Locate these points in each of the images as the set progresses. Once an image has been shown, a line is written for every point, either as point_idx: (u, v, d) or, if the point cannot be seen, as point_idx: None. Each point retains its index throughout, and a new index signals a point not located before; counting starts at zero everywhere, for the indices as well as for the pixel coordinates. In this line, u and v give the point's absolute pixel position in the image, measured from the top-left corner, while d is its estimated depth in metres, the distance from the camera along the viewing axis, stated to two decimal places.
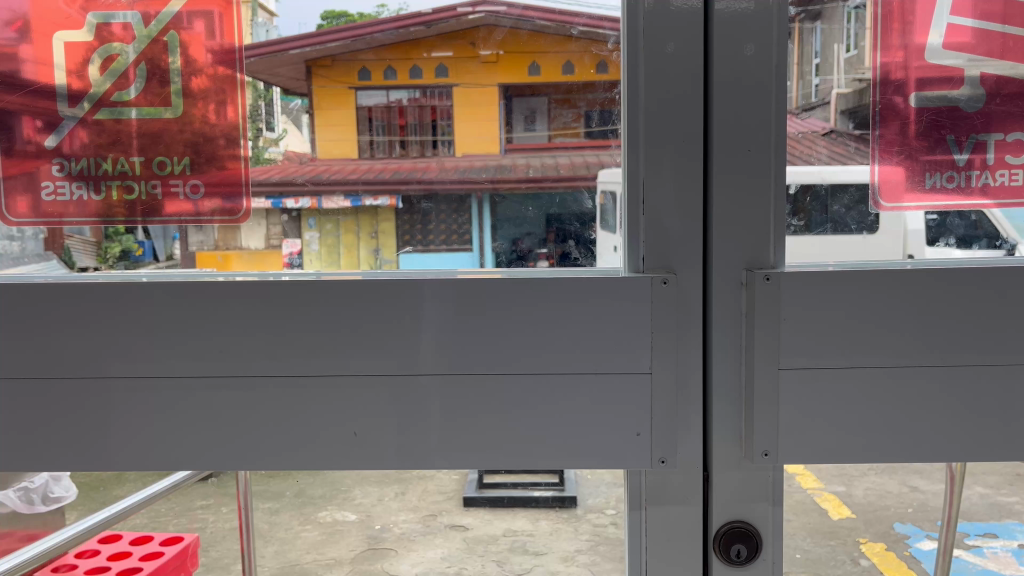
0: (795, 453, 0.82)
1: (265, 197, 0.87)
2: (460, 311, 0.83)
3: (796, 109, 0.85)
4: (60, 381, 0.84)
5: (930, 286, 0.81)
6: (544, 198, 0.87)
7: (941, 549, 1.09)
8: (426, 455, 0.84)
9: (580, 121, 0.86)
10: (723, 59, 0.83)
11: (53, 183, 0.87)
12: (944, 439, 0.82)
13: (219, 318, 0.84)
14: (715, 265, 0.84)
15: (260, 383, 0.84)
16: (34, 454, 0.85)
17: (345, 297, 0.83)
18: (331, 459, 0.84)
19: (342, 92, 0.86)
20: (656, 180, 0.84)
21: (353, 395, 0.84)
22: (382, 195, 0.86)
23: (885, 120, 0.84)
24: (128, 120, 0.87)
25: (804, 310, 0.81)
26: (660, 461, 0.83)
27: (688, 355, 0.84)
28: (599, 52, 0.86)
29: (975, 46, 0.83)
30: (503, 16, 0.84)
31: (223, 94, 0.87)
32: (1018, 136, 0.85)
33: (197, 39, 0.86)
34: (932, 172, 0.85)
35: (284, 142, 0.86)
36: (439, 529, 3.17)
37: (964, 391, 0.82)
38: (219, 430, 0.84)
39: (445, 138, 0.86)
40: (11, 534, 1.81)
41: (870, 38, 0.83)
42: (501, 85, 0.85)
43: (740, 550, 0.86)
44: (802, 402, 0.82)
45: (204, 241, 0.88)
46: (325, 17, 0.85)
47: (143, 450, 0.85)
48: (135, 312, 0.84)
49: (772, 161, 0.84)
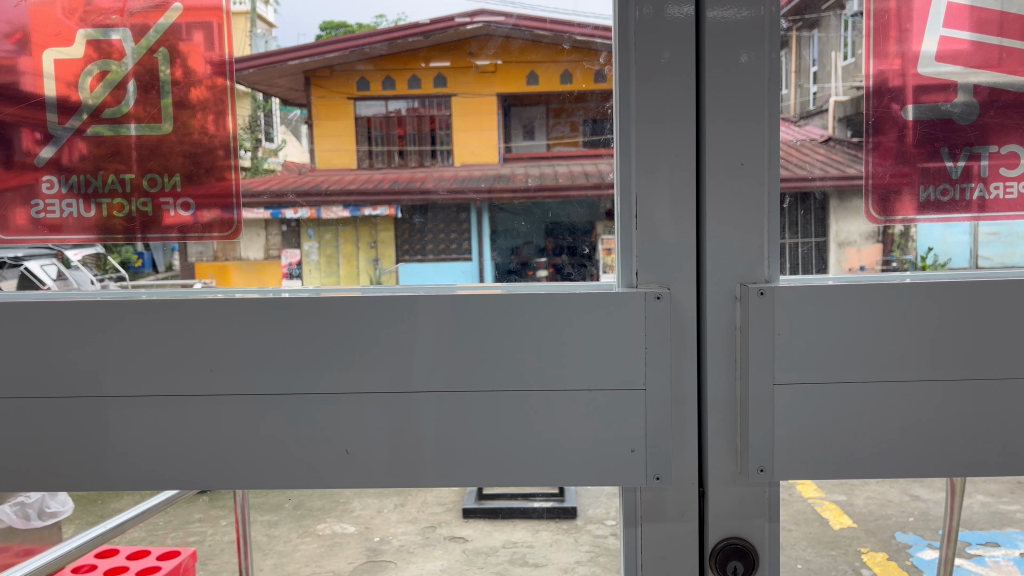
0: (791, 469, 0.82)
1: (263, 207, 0.86)
2: (454, 326, 0.82)
3: (795, 116, 0.86)
4: (52, 400, 0.84)
5: (925, 300, 0.81)
6: (536, 212, 0.88)
7: (942, 559, 1.11)
8: (420, 473, 0.83)
9: (578, 129, 0.88)
10: (716, 71, 0.82)
11: (42, 200, 0.87)
12: (940, 454, 0.82)
13: (210, 336, 0.83)
14: (709, 279, 0.84)
15: (251, 402, 0.84)
16: (25, 475, 0.84)
17: (338, 313, 0.83)
18: (325, 477, 0.84)
19: (342, 104, 0.90)
20: (651, 193, 0.84)
21: (346, 413, 0.83)
22: (381, 205, 0.87)
23: (881, 129, 0.85)
24: (127, 135, 0.87)
25: (799, 325, 0.81)
26: (654, 478, 0.82)
27: (683, 368, 0.85)
28: (592, 65, 0.86)
29: (970, 57, 0.84)
30: (500, 26, 0.86)
31: (222, 105, 0.87)
32: (1013, 148, 0.85)
33: (195, 50, 0.86)
34: (926, 184, 0.85)
35: (284, 152, 0.89)
36: (438, 541, 3.15)
37: (960, 405, 0.82)
38: (210, 449, 0.84)
39: (443, 148, 0.90)
40: (8, 549, 1.82)
41: (866, 46, 0.84)
42: (500, 96, 0.88)
43: (737, 567, 0.86)
44: (798, 417, 0.82)
45: (203, 252, 0.88)
46: (324, 28, 0.87)
47: (134, 471, 0.84)
48: (126, 330, 0.83)
49: (766, 173, 0.84)
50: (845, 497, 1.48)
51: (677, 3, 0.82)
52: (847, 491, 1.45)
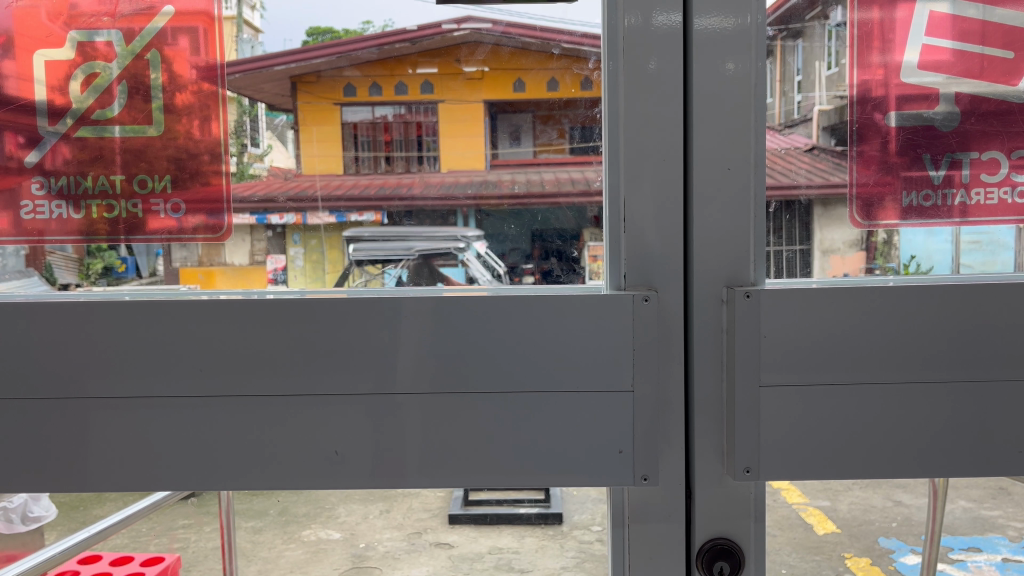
0: (777, 470, 0.82)
1: (248, 213, 0.88)
2: (441, 328, 0.82)
3: (779, 125, 0.87)
4: (37, 403, 0.83)
5: (909, 304, 0.82)
6: (526, 215, 0.88)
7: (925, 564, 1.11)
8: (407, 474, 0.83)
9: (564, 137, 0.88)
10: (702, 77, 0.83)
11: (32, 201, 0.86)
12: (922, 456, 0.83)
13: (198, 338, 0.83)
14: (697, 282, 0.84)
15: (238, 403, 0.83)
16: (8, 478, 0.83)
17: (326, 315, 0.82)
18: (311, 477, 0.84)
19: (327, 109, 0.89)
20: (637, 197, 0.84)
21: (333, 415, 0.83)
22: (365, 212, 0.87)
23: (864, 137, 0.86)
24: (111, 137, 0.86)
25: (784, 328, 0.81)
26: (643, 479, 0.82)
27: (669, 370, 0.86)
28: (582, 70, 0.86)
29: (953, 65, 0.85)
30: (487, 33, 0.87)
31: (207, 110, 0.87)
32: (993, 155, 0.86)
33: (180, 55, 0.86)
34: (910, 190, 0.86)
35: (269, 158, 0.87)
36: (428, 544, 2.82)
37: (941, 407, 0.82)
38: (196, 450, 0.83)
39: (429, 154, 0.90)
40: None
41: (849, 55, 0.85)
42: (487, 102, 0.88)
43: (723, 567, 0.87)
44: (784, 419, 0.82)
45: (187, 257, 0.87)
46: (309, 34, 0.88)
47: (120, 473, 0.84)
48: (112, 331, 0.83)
49: (752, 179, 0.85)
50: (830, 504, 1.47)
51: (665, 12, 0.82)
52: (831, 496, 1.44)
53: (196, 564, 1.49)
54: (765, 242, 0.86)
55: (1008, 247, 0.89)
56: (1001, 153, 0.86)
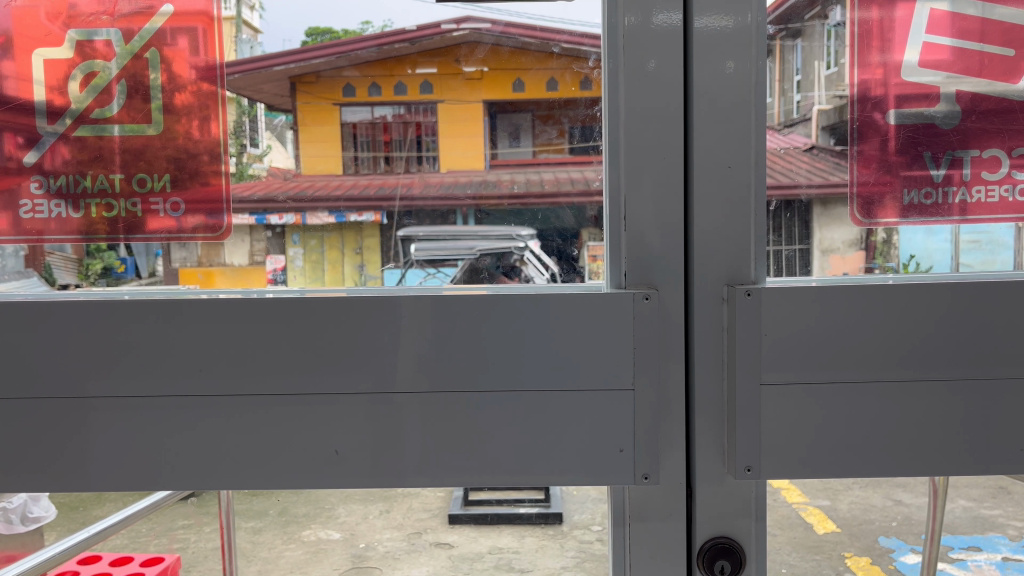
0: (777, 468, 0.82)
1: (248, 213, 0.87)
2: (441, 328, 0.82)
3: (779, 124, 0.87)
4: (37, 403, 0.83)
5: (909, 303, 0.82)
6: (526, 215, 0.87)
7: (925, 563, 1.11)
8: (407, 474, 0.83)
9: (563, 137, 0.88)
10: (702, 76, 0.83)
11: (31, 201, 0.86)
12: (923, 454, 0.83)
13: (198, 338, 0.83)
14: (697, 281, 0.84)
15: (238, 403, 0.83)
16: (7, 479, 0.83)
17: (326, 315, 0.82)
18: (312, 476, 0.83)
19: (326, 108, 0.89)
20: (637, 196, 0.84)
21: (334, 414, 0.83)
22: (365, 212, 0.89)
23: (863, 136, 0.86)
24: (110, 137, 0.86)
25: (784, 327, 0.81)
26: (643, 477, 0.82)
27: (670, 369, 0.86)
28: (582, 69, 0.86)
29: (952, 63, 0.85)
30: (486, 33, 0.87)
31: (207, 110, 0.87)
32: (994, 153, 0.86)
33: (180, 56, 0.86)
34: (910, 188, 0.86)
35: (268, 159, 0.89)
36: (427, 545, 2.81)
37: (941, 405, 0.82)
38: (196, 450, 0.83)
39: (429, 154, 0.90)
40: None
41: (848, 55, 0.85)
42: (486, 101, 0.88)
43: (724, 566, 0.87)
44: (784, 417, 0.82)
45: (187, 258, 0.87)
46: (308, 34, 0.88)
47: (120, 473, 0.83)
48: (112, 331, 0.83)
49: (752, 177, 0.85)
50: (829, 503, 1.47)
51: (664, 11, 0.82)
52: (831, 495, 1.44)
53: (196, 564, 1.49)
54: (765, 240, 0.86)
55: (1008, 246, 0.89)
56: (1002, 151, 0.86)
